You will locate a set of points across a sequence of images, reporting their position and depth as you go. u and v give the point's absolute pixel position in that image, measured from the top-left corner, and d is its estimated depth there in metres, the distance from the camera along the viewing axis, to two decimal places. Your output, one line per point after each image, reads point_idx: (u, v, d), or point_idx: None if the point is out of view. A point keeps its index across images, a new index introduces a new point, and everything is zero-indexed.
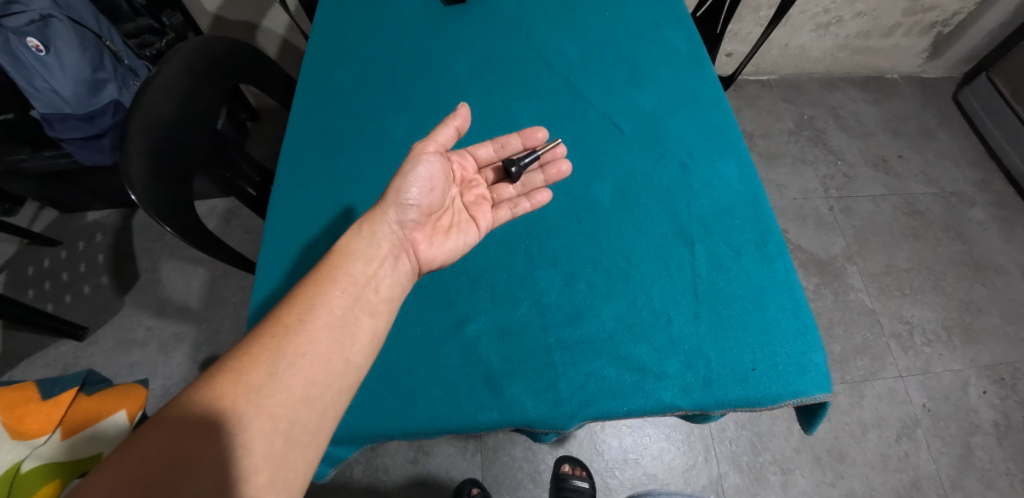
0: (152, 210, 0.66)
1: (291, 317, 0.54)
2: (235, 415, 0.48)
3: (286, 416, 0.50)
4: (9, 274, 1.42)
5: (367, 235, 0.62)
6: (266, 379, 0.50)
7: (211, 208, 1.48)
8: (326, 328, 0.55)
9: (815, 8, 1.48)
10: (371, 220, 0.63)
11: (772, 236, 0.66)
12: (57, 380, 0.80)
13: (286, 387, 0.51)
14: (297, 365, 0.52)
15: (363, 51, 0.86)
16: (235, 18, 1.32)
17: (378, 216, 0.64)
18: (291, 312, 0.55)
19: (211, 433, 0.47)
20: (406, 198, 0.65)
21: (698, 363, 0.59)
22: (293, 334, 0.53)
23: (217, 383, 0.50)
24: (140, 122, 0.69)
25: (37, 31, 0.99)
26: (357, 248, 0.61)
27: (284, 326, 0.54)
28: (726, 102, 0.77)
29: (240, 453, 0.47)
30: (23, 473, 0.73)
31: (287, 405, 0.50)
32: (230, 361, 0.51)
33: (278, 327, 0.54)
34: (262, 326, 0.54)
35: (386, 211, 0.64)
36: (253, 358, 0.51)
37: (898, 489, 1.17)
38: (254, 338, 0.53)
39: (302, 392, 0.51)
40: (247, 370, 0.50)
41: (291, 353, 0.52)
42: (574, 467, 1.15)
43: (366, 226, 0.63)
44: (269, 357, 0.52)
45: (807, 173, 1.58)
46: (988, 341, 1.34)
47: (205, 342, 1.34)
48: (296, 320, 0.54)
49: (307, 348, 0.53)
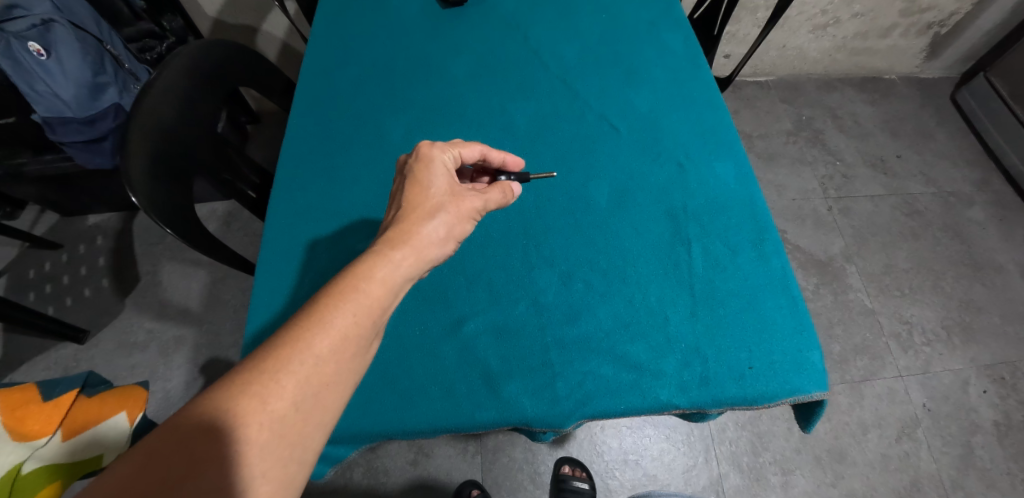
0: (153, 212, 0.67)
1: (320, 344, 0.47)
2: (253, 444, 0.43)
3: (302, 443, 0.45)
4: (10, 277, 1.43)
5: (395, 264, 0.53)
6: (290, 410, 0.45)
7: (211, 210, 1.49)
8: (352, 359, 0.49)
9: (812, 10, 1.48)
10: (417, 250, 0.54)
11: (769, 235, 0.67)
12: (57, 382, 0.81)
13: (308, 416, 0.46)
14: (319, 394, 0.46)
15: (362, 53, 0.87)
16: (235, 21, 1.33)
17: (425, 241, 0.55)
18: (321, 338, 0.47)
19: (225, 459, 0.42)
20: (446, 237, 0.57)
21: (695, 362, 0.60)
22: (322, 361, 0.47)
23: (238, 408, 0.43)
24: (141, 127, 0.69)
25: (39, 36, 1.01)
26: (390, 277, 0.52)
27: (313, 353, 0.46)
28: (722, 103, 0.78)
29: (255, 481, 0.43)
30: (24, 475, 0.73)
31: (305, 433, 0.46)
32: (251, 385, 0.44)
33: (306, 353, 0.46)
34: (284, 347, 0.46)
35: (440, 246, 0.57)
36: (277, 384, 0.45)
37: (898, 489, 1.17)
38: (277, 361, 0.46)
39: (320, 418, 0.47)
40: (270, 397, 0.44)
41: (316, 382, 0.46)
42: (573, 469, 1.15)
43: (411, 255, 0.54)
44: (296, 385, 0.45)
45: (806, 174, 1.59)
46: (987, 341, 1.34)
47: (205, 345, 1.34)
48: (325, 349, 0.47)
49: (332, 378, 0.47)
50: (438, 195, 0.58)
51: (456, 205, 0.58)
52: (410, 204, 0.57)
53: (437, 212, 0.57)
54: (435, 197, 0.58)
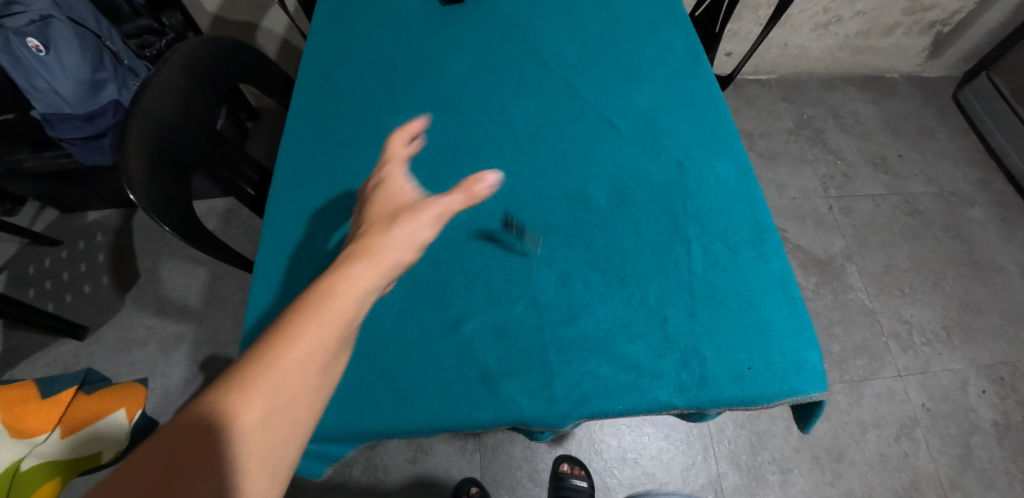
0: (151, 210, 0.67)
1: (285, 358, 0.46)
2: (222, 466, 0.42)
3: (273, 460, 0.44)
4: (11, 273, 1.43)
5: (354, 274, 0.52)
6: (257, 427, 0.43)
7: (211, 207, 1.49)
8: (321, 372, 0.47)
9: (814, 8, 1.48)
10: (379, 262, 0.54)
11: (769, 235, 0.66)
12: (56, 378, 0.81)
13: (277, 432, 0.44)
14: (287, 409, 0.45)
15: (362, 50, 0.86)
16: (235, 18, 1.33)
17: (385, 253, 0.55)
18: (286, 353, 0.46)
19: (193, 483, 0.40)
20: (407, 244, 0.56)
21: (693, 362, 0.60)
22: (288, 375, 0.45)
23: (205, 430, 0.42)
24: (139, 123, 0.69)
25: (38, 31, 0.99)
26: (354, 288, 0.51)
27: (278, 368, 0.45)
28: (724, 102, 0.77)
29: None
30: (23, 471, 0.74)
31: (276, 450, 0.44)
32: (216, 405, 0.43)
33: (271, 368, 0.45)
34: (249, 363, 0.45)
35: (399, 254, 0.56)
36: (243, 402, 0.43)
37: (897, 489, 1.17)
38: (241, 379, 0.44)
39: (290, 435, 0.45)
40: (235, 415, 0.43)
41: (283, 397, 0.45)
42: (573, 466, 1.15)
43: (373, 267, 0.53)
44: (262, 401, 0.44)
45: (806, 173, 1.58)
46: (987, 341, 1.34)
47: (204, 341, 1.34)
48: (291, 362, 0.46)
49: (301, 392, 0.46)
50: (397, 209, 0.60)
51: (413, 214, 0.58)
52: (371, 224, 0.58)
53: (396, 224, 0.57)
54: (398, 212, 0.59)
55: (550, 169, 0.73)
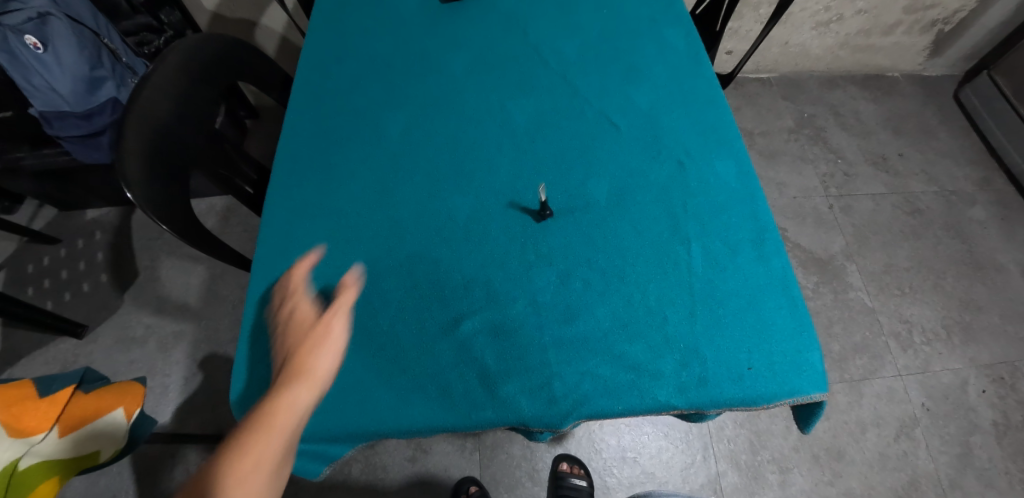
0: (148, 208, 0.66)
1: (242, 470, 0.51)
2: None
3: None
4: (10, 271, 1.43)
5: (285, 389, 0.56)
6: None
7: (210, 206, 1.48)
8: (274, 476, 0.53)
9: (815, 6, 1.47)
10: (308, 375, 0.57)
11: (770, 235, 0.66)
12: (54, 377, 0.80)
13: None
14: None
15: (361, 47, 0.86)
16: (234, 16, 1.32)
17: (312, 367, 0.58)
18: (241, 465, 0.51)
19: None
20: (330, 355, 0.60)
21: (693, 362, 0.59)
22: (244, 486, 0.51)
23: None
24: (135, 121, 0.68)
25: (36, 29, 0.99)
26: (294, 401, 0.55)
27: (235, 481, 0.51)
28: (724, 100, 0.77)
29: None
30: (21, 471, 0.73)
31: None
32: None
33: (229, 481, 0.50)
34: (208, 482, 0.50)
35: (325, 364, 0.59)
36: None
37: (897, 489, 1.17)
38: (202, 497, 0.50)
39: None
40: None
41: None
42: (572, 465, 1.15)
43: (305, 381, 0.57)
44: None
45: (807, 172, 1.58)
46: (987, 340, 1.34)
47: (204, 340, 1.34)
48: (246, 475, 0.51)
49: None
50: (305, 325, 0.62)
51: (324, 326, 0.61)
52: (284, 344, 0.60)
53: (312, 338, 0.60)
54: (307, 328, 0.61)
55: (549, 168, 0.73)
